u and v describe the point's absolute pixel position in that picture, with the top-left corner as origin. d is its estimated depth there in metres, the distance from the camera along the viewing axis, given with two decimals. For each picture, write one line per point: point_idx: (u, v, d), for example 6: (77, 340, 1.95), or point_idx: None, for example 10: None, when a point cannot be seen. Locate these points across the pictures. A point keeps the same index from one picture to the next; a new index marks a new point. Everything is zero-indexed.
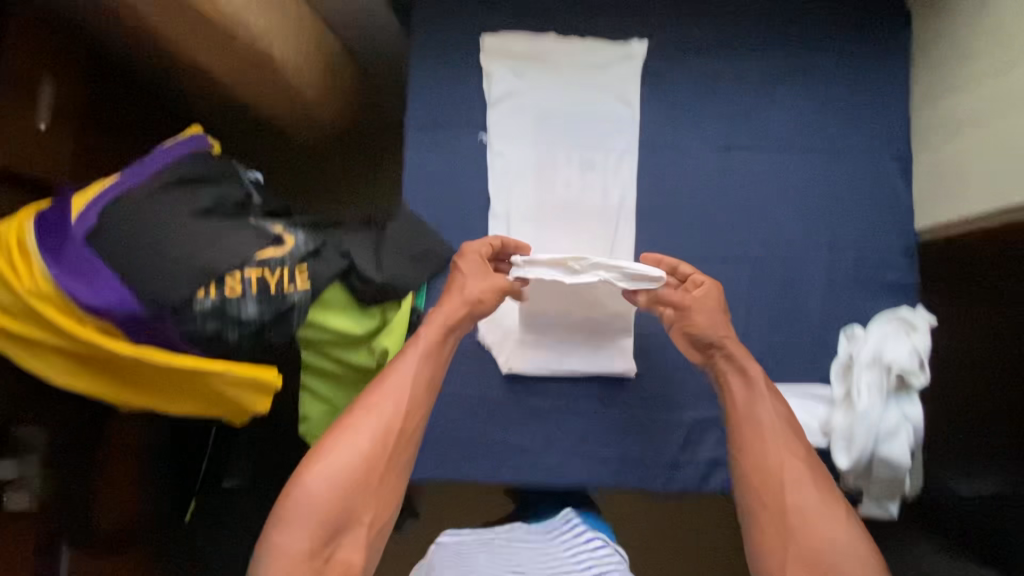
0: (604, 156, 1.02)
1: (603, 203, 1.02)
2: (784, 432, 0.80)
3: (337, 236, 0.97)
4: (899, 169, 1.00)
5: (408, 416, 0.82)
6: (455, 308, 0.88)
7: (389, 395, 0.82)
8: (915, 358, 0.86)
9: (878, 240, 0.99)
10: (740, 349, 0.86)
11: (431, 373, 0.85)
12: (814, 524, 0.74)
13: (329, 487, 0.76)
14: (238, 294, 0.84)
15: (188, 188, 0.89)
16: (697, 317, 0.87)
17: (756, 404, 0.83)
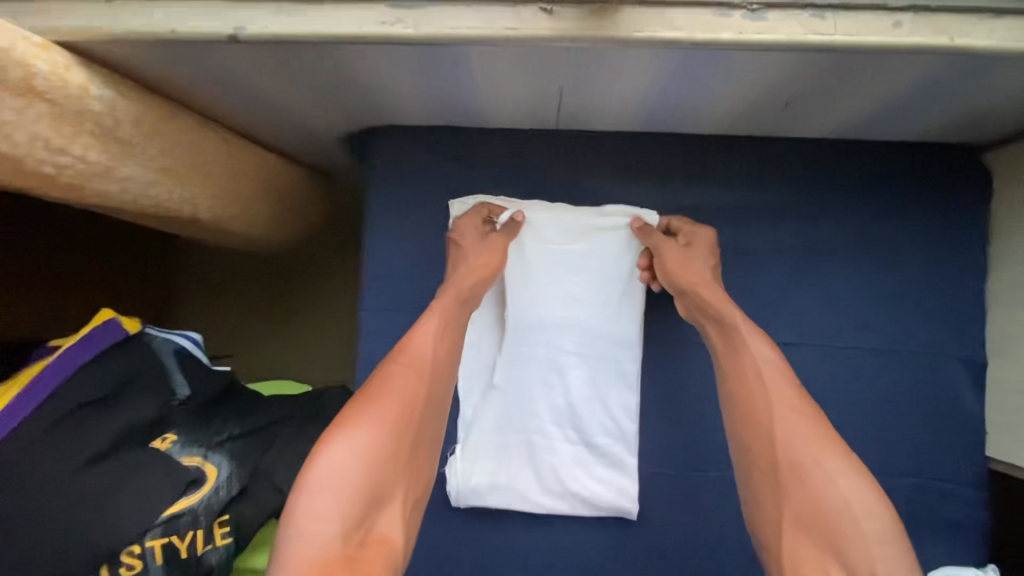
0: (598, 350, 0.83)
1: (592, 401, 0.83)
2: (777, 375, 0.66)
3: (270, 457, 0.80)
4: (967, 379, 0.81)
5: (433, 375, 0.68)
6: (463, 279, 0.76)
7: (408, 359, 0.68)
8: None
9: (937, 467, 0.81)
10: (715, 295, 0.73)
11: (443, 362, 0.71)
12: (813, 475, 0.60)
13: (352, 470, 0.59)
14: (138, 572, 0.68)
15: (82, 421, 0.73)
16: (694, 266, 0.76)
17: (740, 350, 0.69)
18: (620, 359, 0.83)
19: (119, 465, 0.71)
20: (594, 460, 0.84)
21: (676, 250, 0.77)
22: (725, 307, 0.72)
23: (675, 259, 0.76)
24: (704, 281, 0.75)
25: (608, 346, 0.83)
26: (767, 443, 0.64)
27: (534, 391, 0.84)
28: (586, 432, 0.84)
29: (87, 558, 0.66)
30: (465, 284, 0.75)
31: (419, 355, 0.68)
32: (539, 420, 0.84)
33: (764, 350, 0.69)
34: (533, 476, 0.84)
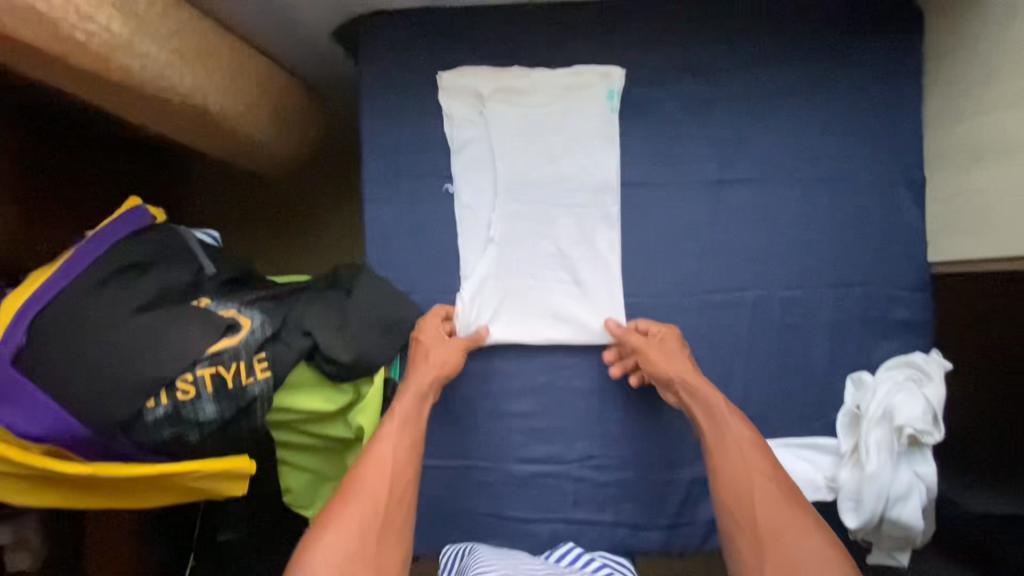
0: (581, 195, 0.93)
1: (579, 240, 0.93)
2: (753, 449, 0.74)
3: (295, 309, 0.90)
4: (909, 195, 0.91)
5: (391, 491, 0.74)
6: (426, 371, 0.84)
7: (369, 470, 0.74)
8: (928, 415, 0.80)
9: (886, 276, 0.91)
10: (699, 381, 0.81)
11: (404, 457, 0.77)
12: (780, 538, 0.66)
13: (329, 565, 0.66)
14: (193, 396, 0.78)
15: (127, 278, 0.82)
16: (650, 351, 0.85)
17: (720, 427, 0.77)
18: (601, 202, 0.93)
19: (165, 312, 0.81)
20: (587, 294, 0.93)
21: (647, 343, 0.85)
22: (693, 381, 0.81)
23: (650, 351, 0.84)
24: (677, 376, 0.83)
25: (591, 193, 0.93)
26: (739, 504, 0.71)
27: (526, 239, 0.93)
28: (577, 272, 0.93)
29: (148, 380, 0.76)
30: (429, 371, 0.84)
31: (379, 464, 0.75)
32: (534, 265, 0.93)
33: (743, 427, 0.77)
34: (534, 310, 0.93)
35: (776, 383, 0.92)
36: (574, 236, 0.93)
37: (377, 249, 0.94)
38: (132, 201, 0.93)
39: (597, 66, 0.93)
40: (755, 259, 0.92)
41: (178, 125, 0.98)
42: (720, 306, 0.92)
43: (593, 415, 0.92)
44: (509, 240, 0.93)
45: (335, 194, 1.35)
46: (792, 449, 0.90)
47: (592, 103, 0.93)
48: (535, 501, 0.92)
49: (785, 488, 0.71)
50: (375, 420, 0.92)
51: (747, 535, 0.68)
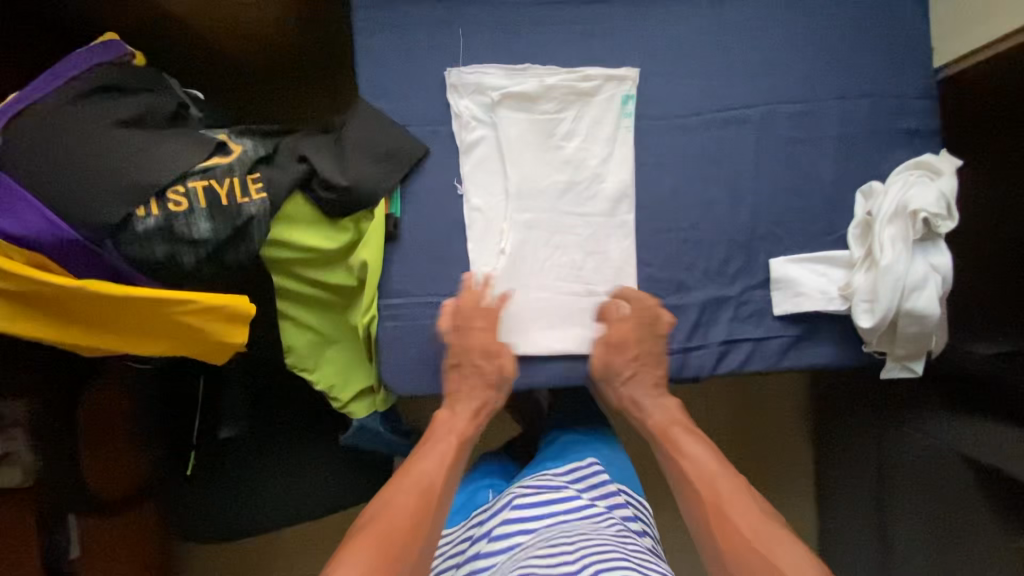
0: (591, 171, 0.90)
1: (593, 215, 0.90)
2: (722, 468, 0.84)
3: (288, 141, 0.86)
4: (913, 0, 0.90)
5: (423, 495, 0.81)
6: (458, 397, 0.91)
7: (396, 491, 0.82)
8: (942, 203, 0.79)
9: (891, 84, 0.89)
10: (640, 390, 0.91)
11: (435, 477, 0.84)
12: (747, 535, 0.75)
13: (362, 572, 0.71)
14: (185, 210, 0.74)
15: (109, 99, 0.78)
16: (614, 354, 0.89)
17: (687, 450, 0.87)
18: (614, 172, 0.90)
19: (151, 132, 0.77)
20: (589, 121, 0.90)
21: (615, 323, 0.88)
22: (671, 427, 0.90)
23: (614, 354, 0.89)
24: (635, 351, 0.89)
25: (608, 200, 0.90)
26: (707, 493, 0.81)
27: (524, 67, 0.90)
28: (592, 257, 0.90)
29: (138, 187, 0.72)
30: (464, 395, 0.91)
31: (411, 481, 0.83)
32: (546, 249, 0.90)
33: (706, 453, 0.86)
34: (536, 139, 0.90)
35: (784, 198, 0.90)
36: (587, 219, 0.90)
37: (370, 80, 0.90)
38: (109, 36, 0.88)
39: None
40: (760, 74, 0.90)
41: None
42: (725, 123, 0.90)
43: (601, 242, 0.90)
44: (511, 144, 0.90)
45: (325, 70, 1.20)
46: (805, 264, 0.88)
47: (604, 101, 0.90)
48: (545, 352, 0.90)
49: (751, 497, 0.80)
50: (379, 256, 0.88)
51: (716, 531, 0.77)
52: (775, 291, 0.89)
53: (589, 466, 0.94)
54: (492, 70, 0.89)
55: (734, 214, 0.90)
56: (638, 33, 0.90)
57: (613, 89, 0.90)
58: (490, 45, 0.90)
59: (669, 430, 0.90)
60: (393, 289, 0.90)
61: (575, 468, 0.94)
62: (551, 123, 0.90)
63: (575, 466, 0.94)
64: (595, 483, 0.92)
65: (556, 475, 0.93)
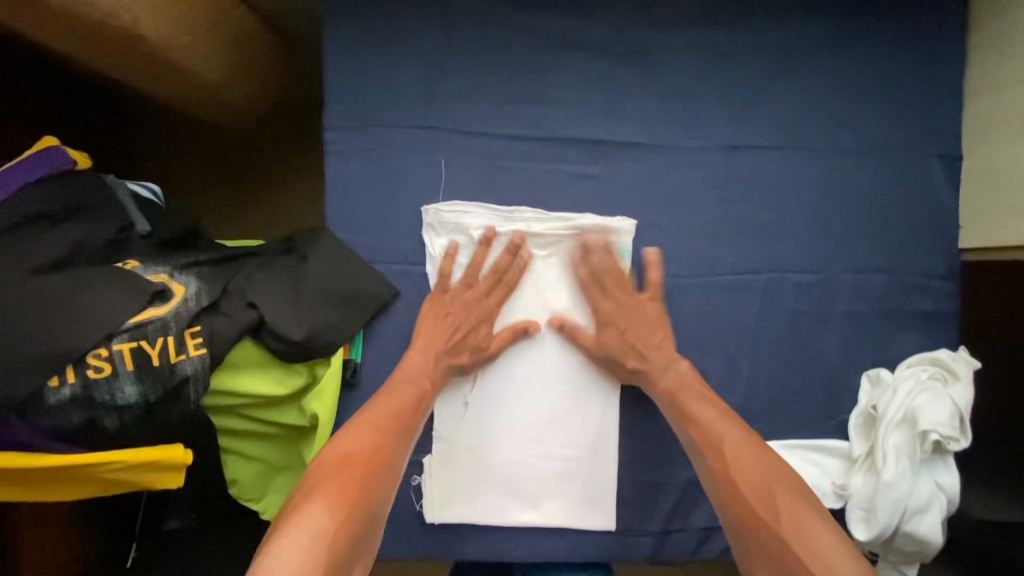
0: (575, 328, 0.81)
1: (571, 376, 0.82)
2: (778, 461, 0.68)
3: (240, 276, 0.77)
4: (943, 172, 0.81)
5: (367, 468, 0.67)
6: (435, 336, 0.78)
7: (337, 466, 0.66)
8: (955, 419, 0.71)
9: (910, 262, 0.82)
10: (639, 336, 0.79)
11: (385, 444, 0.70)
12: (806, 526, 0.61)
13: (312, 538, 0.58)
14: (109, 375, 0.66)
15: (32, 234, 0.69)
16: (605, 328, 0.80)
17: (729, 427, 0.72)
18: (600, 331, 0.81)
19: (76, 278, 0.68)
20: (580, 272, 0.81)
21: (595, 294, 0.80)
22: (689, 394, 0.75)
23: (606, 331, 0.79)
24: (621, 321, 0.79)
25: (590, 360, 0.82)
26: (757, 480, 0.66)
27: (510, 206, 0.81)
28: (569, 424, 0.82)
29: (52, 355, 0.63)
30: (436, 337, 0.78)
31: (351, 454, 0.67)
32: (521, 410, 0.81)
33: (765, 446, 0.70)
34: (517, 286, 0.81)
35: (784, 377, 0.82)
36: (567, 378, 0.81)
37: (339, 210, 0.81)
38: (47, 141, 0.78)
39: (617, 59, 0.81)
40: (770, 237, 0.82)
41: (87, 45, 0.79)
42: (727, 288, 0.82)
43: (581, 409, 0.82)
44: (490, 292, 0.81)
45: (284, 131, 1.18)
46: (798, 452, 0.81)
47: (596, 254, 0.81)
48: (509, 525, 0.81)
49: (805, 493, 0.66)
50: (333, 408, 0.80)
51: (759, 520, 0.63)
52: None
53: None
54: (475, 208, 0.80)
55: (728, 388, 0.82)
56: (640, 181, 0.81)
57: (608, 240, 0.81)
58: (476, 182, 0.81)
59: (682, 396, 0.75)
60: None
61: None
62: (536, 270, 0.81)
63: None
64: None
65: None
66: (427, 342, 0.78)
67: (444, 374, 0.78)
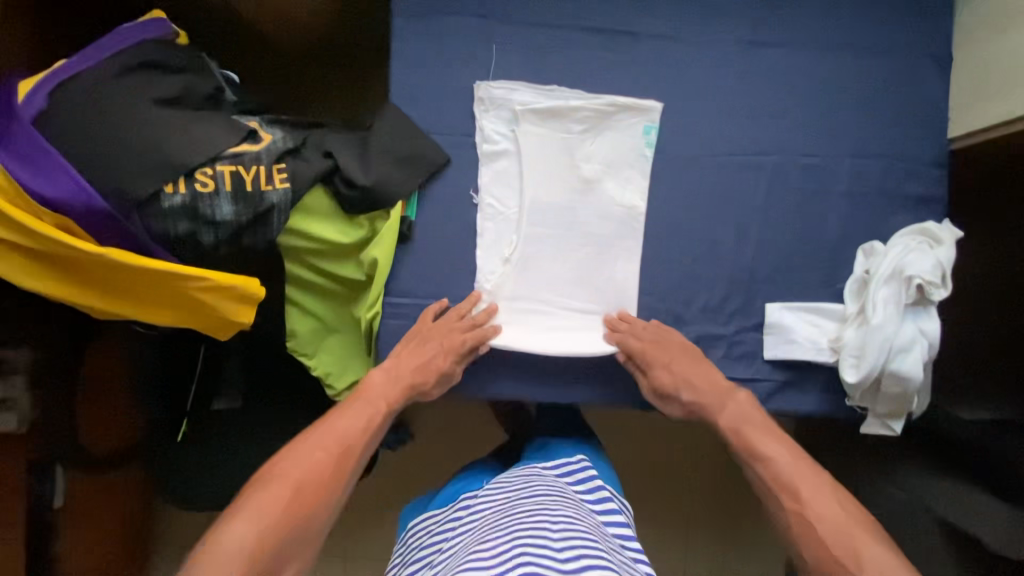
0: (604, 198, 0.93)
1: (600, 239, 0.93)
2: (802, 461, 0.83)
3: (316, 134, 0.89)
4: (935, 71, 0.92)
5: (328, 470, 0.83)
6: (401, 370, 0.89)
7: (281, 485, 0.80)
8: (938, 271, 0.81)
9: (904, 150, 0.92)
10: (678, 356, 0.89)
11: (356, 431, 0.87)
12: (833, 522, 0.76)
13: (249, 538, 0.74)
14: (211, 192, 0.77)
15: (149, 75, 0.81)
16: (658, 373, 0.88)
17: (762, 431, 0.86)
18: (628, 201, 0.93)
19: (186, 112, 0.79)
20: (611, 146, 0.92)
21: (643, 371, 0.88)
22: (751, 430, 0.86)
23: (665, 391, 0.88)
24: (669, 362, 0.88)
25: (616, 226, 0.93)
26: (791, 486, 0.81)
27: (551, 85, 0.92)
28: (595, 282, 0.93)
29: (168, 166, 0.75)
30: (403, 368, 0.89)
31: (330, 446, 0.85)
32: (553, 268, 0.93)
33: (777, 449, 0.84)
34: (553, 156, 0.93)
35: (788, 248, 0.92)
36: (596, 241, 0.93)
37: (402, 85, 0.93)
38: (154, 14, 0.90)
39: None
40: (779, 124, 0.92)
41: None
42: (739, 167, 0.93)
43: (606, 268, 0.93)
44: (532, 162, 0.92)
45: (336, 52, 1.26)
46: (798, 312, 0.91)
47: (627, 133, 0.92)
48: (539, 366, 0.92)
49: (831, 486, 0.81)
50: (390, 255, 0.91)
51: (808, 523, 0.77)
52: (768, 335, 0.91)
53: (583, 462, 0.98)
54: (521, 87, 0.92)
55: (737, 256, 0.92)
56: (667, 69, 0.92)
57: (639, 117, 0.92)
58: (522, 66, 0.93)
59: (749, 433, 0.86)
60: (400, 288, 0.93)
61: (567, 463, 0.98)
62: (572, 146, 0.92)
63: (562, 459, 0.99)
64: (583, 478, 0.95)
65: (544, 468, 0.96)
66: (393, 367, 0.90)
67: (409, 391, 0.89)
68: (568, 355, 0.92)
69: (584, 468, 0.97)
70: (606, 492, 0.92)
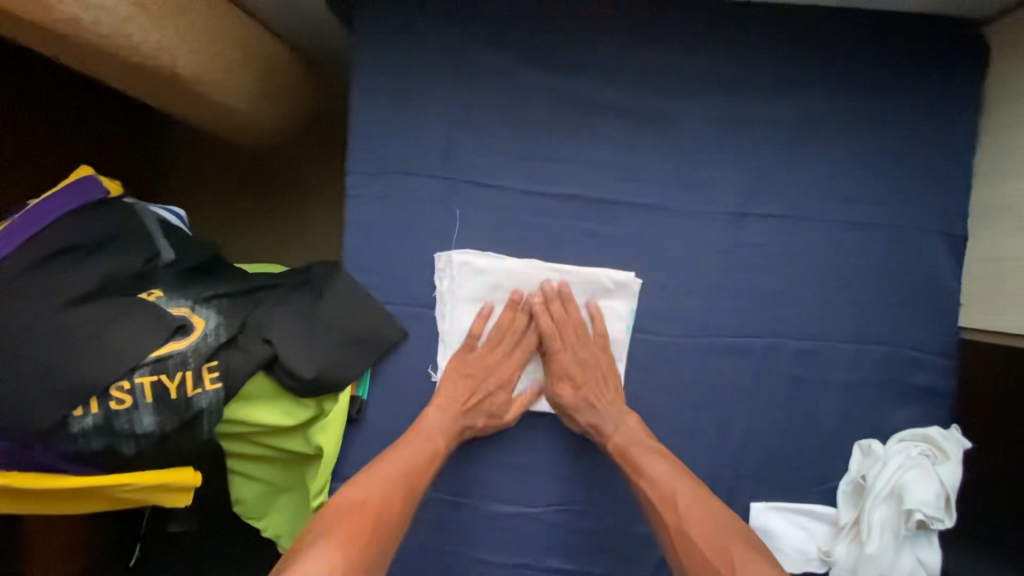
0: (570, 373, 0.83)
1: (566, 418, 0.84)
2: (676, 476, 0.75)
3: (257, 312, 0.80)
4: (946, 251, 0.83)
5: (391, 510, 0.71)
6: (454, 396, 0.81)
7: (380, 474, 0.74)
8: (941, 499, 0.73)
9: (909, 336, 0.83)
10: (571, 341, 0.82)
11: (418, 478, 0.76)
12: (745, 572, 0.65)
13: (327, 569, 0.61)
14: (129, 406, 0.69)
15: (65, 264, 0.72)
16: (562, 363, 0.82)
17: (640, 459, 0.77)
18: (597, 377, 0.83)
19: (104, 310, 0.71)
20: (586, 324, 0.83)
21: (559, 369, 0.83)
22: (637, 448, 0.78)
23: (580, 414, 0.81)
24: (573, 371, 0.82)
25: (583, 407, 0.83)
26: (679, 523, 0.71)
27: (517, 254, 0.84)
28: (565, 472, 0.85)
29: (77, 388, 0.66)
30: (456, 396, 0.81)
31: (393, 467, 0.75)
32: (518, 454, 0.85)
33: (654, 461, 0.77)
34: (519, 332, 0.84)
35: (777, 442, 0.84)
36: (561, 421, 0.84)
37: (356, 251, 0.84)
38: (83, 170, 0.81)
39: (634, 121, 0.83)
40: (772, 304, 0.83)
41: (121, 77, 0.82)
42: (727, 352, 0.84)
43: (577, 457, 0.85)
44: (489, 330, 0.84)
45: (313, 166, 1.21)
46: (786, 514, 0.83)
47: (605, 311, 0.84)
48: (501, 564, 0.84)
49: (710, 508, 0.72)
50: (337, 442, 0.83)
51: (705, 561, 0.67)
52: None
53: None
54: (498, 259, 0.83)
55: (720, 449, 0.84)
56: (649, 240, 0.84)
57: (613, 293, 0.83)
58: (489, 234, 0.84)
59: (633, 451, 0.78)
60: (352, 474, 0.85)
61: None
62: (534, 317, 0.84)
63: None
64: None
65: None
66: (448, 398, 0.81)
67: (457, 437, 0.81)
68: (533, 552, 0.84)
69: None
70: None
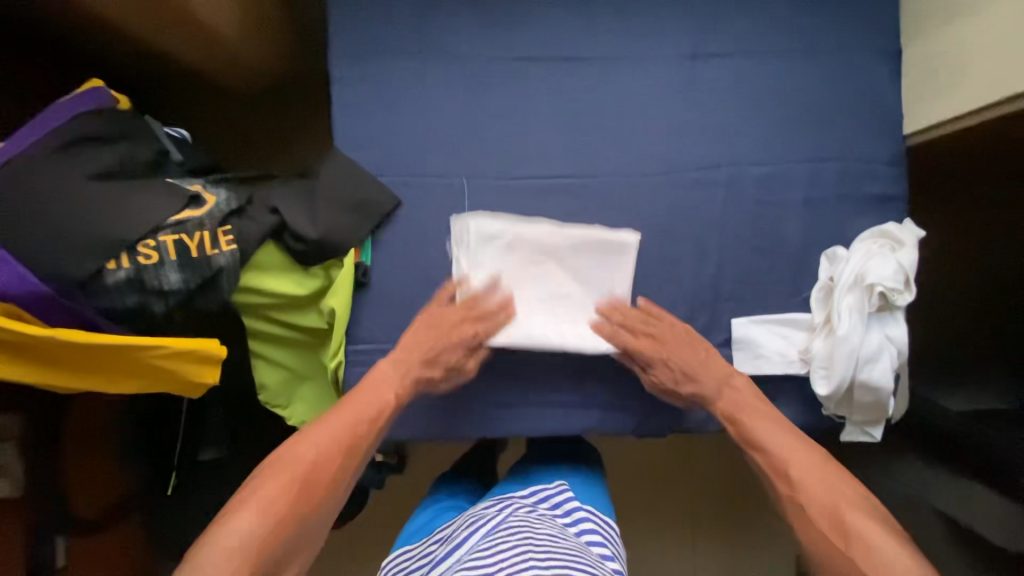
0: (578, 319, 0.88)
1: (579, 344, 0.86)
2: (797, 446, 0.79)
3: (262, 191, 0.88)
4: (885, 68, 0.90)
5: (351, 454, 0.78)
6: (412, 349, 0.84)
7: (340, 421, 0.79)
8: (899, 276, 0.80)
9: (860, 151, 0.90)
10: (681, 356, 0.85)
11: (380, 418, 0.81)
12: (856, 533, 0.70)
13: (266, 507, 0.70)
14: (156, 262, 0.77)
15: (86, 150, 0.80)
16: (655, 367, 0.85)
17: (755, 428, 0.82)
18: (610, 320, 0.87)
19: (125, 184, 0.79)
20: (595, 282, 0.89)
21: (629, 340, 0.86)
22: (747, 414, 0.83)
23: (653, 370, 0.86)
24: (666, 354, 0.85)
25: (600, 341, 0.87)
26: (782, 478, 0.77)
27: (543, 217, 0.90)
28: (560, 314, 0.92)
29: (109, 243, 0.75)
30: (413, 352, 0.84)
31: (352, 415, 0.80)
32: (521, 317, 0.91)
33: (770, 432, 0.81)
34: (537, 291, 0.89)
35: (751, 262, 0.91)
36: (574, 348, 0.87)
37: (347, 131, 0.92)
38: (93, 83, 0.89)
39: None
40: (731, 136, 0.91)
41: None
42: (695, 184, 0.91)
43: None
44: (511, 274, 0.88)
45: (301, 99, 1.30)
46: (765, 325, 0.89)
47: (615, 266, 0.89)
48: (511, 404, 0.91)
49: (828, 473, 0.77)
50: (348, 303, 0.89)
51: (808, 518, 0.73)
52: (736, 351, 0.90)
53: (560, 489, 0.96)
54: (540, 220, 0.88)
55: (699, 274, 0.91)
56: (612, 91, 0.91)
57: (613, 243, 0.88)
58: (465, 101, 0.92)
59: (744, 418, 0.83)
60: (365, 336, 0.93)
61: (543, 490, 0.96)
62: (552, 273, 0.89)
63: (540, 488, 0.96)
64: (559, 502, 0.92)
65: (525, 495, 0.94)
66: (406, 351, 0.84)
67: (409, 382, 0.84)
68: (539, 390, 0.91)
69: (558, 493, 0.95)
70: (583, 515, 0.89)
